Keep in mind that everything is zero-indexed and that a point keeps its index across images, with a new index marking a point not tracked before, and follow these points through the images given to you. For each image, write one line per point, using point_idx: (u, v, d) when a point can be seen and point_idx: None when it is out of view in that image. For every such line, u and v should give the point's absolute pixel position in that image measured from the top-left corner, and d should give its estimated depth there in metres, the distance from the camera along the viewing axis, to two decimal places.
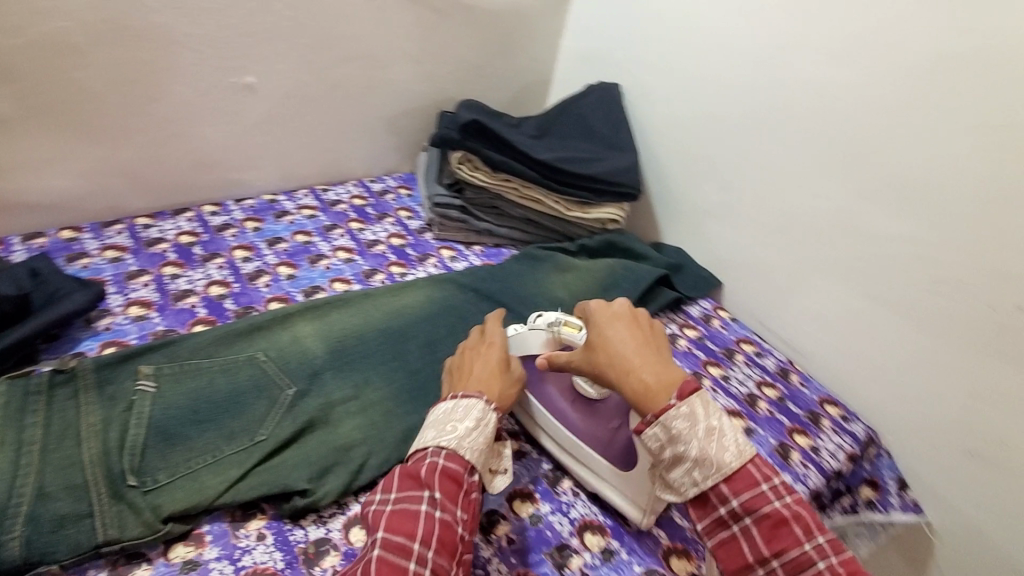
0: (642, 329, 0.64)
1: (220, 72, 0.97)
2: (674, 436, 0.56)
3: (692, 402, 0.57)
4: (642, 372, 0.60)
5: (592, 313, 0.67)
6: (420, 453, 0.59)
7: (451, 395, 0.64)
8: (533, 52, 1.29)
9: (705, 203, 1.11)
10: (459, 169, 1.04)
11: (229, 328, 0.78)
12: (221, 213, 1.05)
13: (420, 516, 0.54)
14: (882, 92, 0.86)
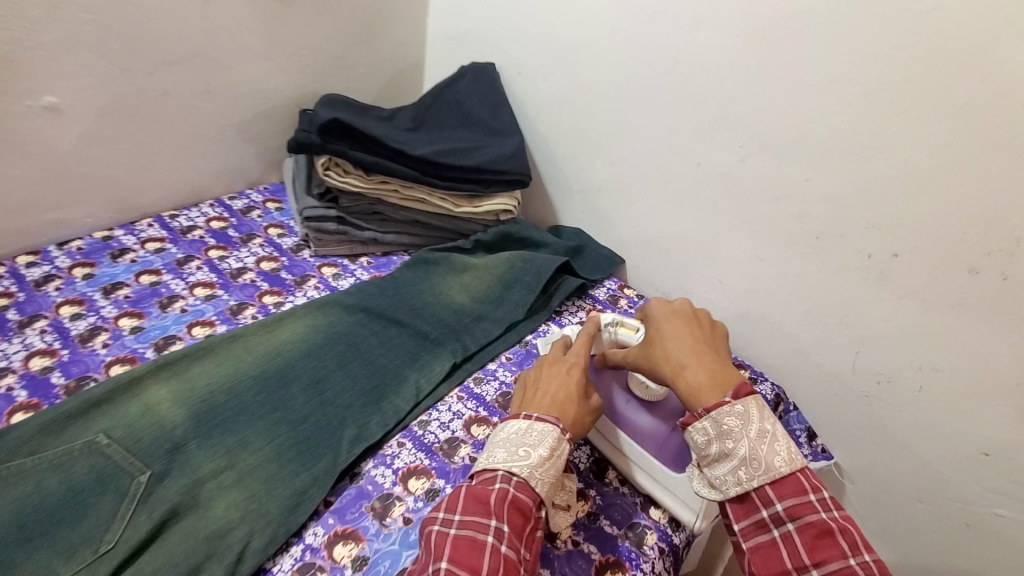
0: (698, 329, 0.69)
1: (6, 95, 0.79)
2: (725, 431, 0.59)
3: (748, 402, 0.60)
4: (699, 369, 0.64)
5: (653, 312, 0.72)
6: (488, 478, 0.58)
7: (525, 416, 0.63)
8: (396, 33, 1.17)
9: (595, 180, 1.07)
10: (328, 175, 0.93)
11: (57, 411, 0.64)
12: (40, 262, 0.87)
13: (485, 550, 0.53)
14: (741, 48, 0.82)
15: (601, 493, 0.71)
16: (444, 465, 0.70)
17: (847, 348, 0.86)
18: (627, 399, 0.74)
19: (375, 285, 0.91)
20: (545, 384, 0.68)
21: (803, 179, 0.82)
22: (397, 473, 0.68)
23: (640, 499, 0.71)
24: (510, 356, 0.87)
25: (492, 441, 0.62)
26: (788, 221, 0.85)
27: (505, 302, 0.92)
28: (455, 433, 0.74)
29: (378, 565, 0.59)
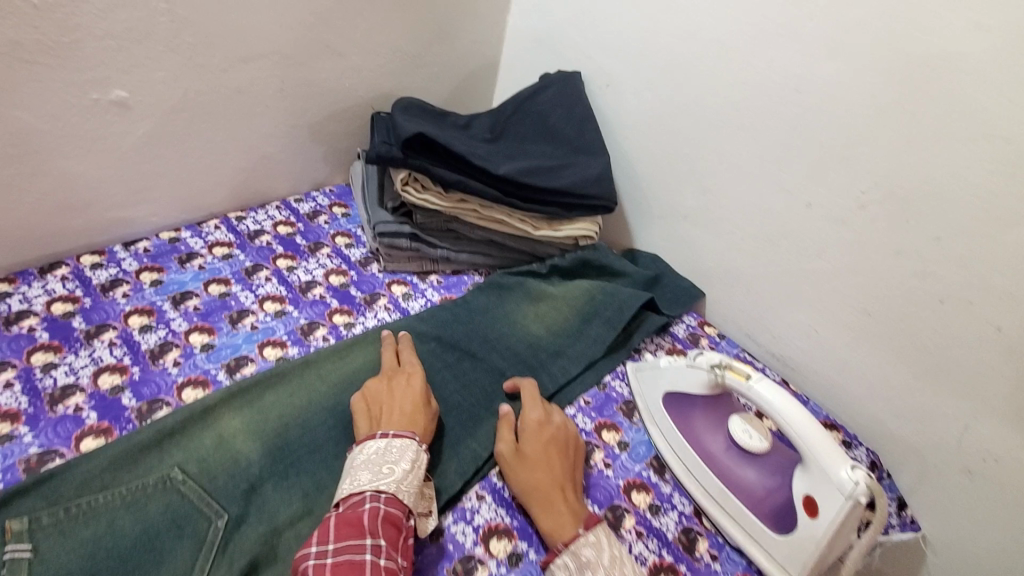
0: (565, 454, 0.68)
1: (75, 88, 0.74)
2: (584, 563, 0.57)
3: (598, 532, 0.60)
4: (559, 500, 0.63)
5: (532, 422, 0.70)
6: (356, 501, 0.56)
7: (382, 434, 0.62)
8: (475, 33, 1.10)
9: (680, 206, 0.99)
10: (406, 191, 0.87)
11: (131, 443, 0.61)
12: (106, 263, 0.84)
13: (366, 567, 0.50)
14: (873, 88, 0.74)
15: (692, 570, 0.65)
16: (526, 524, 0.66)
17: (956, 420, 0.78)
18: (726, 446, 0.71)
19: (451, 310, 0.86)
20: (394, 402, 0.67)
21: (934, 238, 0.74)
22: (478, 531, 0.64)
23: None
24: (588, 399, 0.81)
25: (347, 472, 0.60)
26: (906, 278, 0.77)
27: (583, 337, 0.86)
28: None
29: None
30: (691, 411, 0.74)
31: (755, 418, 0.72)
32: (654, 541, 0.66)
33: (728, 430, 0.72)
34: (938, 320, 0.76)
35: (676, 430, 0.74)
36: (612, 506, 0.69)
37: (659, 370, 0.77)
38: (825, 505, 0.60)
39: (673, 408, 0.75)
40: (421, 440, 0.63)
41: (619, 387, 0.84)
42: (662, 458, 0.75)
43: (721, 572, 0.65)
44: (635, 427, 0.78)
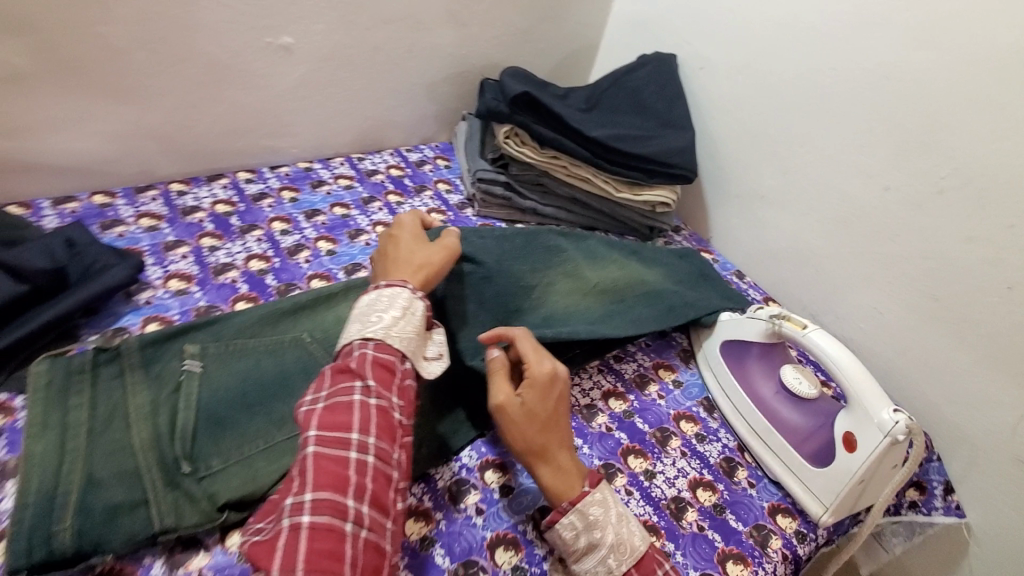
0: (568, 407, 0.64)
1: (255, 32, 0.91)
2: (592, 523, 0.57)
3: (603, 488, 0.59)
4: (567, 460, 0.61)
5: (542, 375, 0.63)
6: (346, 349, 0.57)
7: (374, 288, 0.64)
8: (581, 16, 1.22)
9: (757, 186, 1.05)
10: (507, 143, 1.00)
11: (275, 307, 0.75)
12: (256, 180, 1.01)
13: (355, 406, 0.53)
14: (958, 80, 0.78)
15: (729, 489, 0.72)
16: (583, 426, 0.74)
17: (1013, 409, 0.79)
18: (775, 391, 0.77)
19: (490, 242, 0.82)
20: (392, 258, 0.69)
21: (1006, 227, 0.76)
22: None
23: (767, 504, 0.71)
24: (649, 343, 0.89)
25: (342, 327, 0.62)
26: (974, 264, 0.80)
27: (616, 312, 0.84)
28: (594, 401, 0.77)
29: (521, 497, 0.66)
30: (747, 361, 0.80)
31: (807, 371, 0.78)
32: (696, 461, 0.74)
33: (780, 376, 0.77)
34: (1003, 306, 0.78)
35: (730, 374, 0.80)
36: (661, 428, 0.77)
37: (719, 322, 0.85)
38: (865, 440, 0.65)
39: (729, 355, 0.82)
40: (415, 290, 0.66)
41: (679, 338, 0.91)
42: (712, 399, 0.82)
43: (756, 496, 0.72)
44: (689, 371, 0.86)
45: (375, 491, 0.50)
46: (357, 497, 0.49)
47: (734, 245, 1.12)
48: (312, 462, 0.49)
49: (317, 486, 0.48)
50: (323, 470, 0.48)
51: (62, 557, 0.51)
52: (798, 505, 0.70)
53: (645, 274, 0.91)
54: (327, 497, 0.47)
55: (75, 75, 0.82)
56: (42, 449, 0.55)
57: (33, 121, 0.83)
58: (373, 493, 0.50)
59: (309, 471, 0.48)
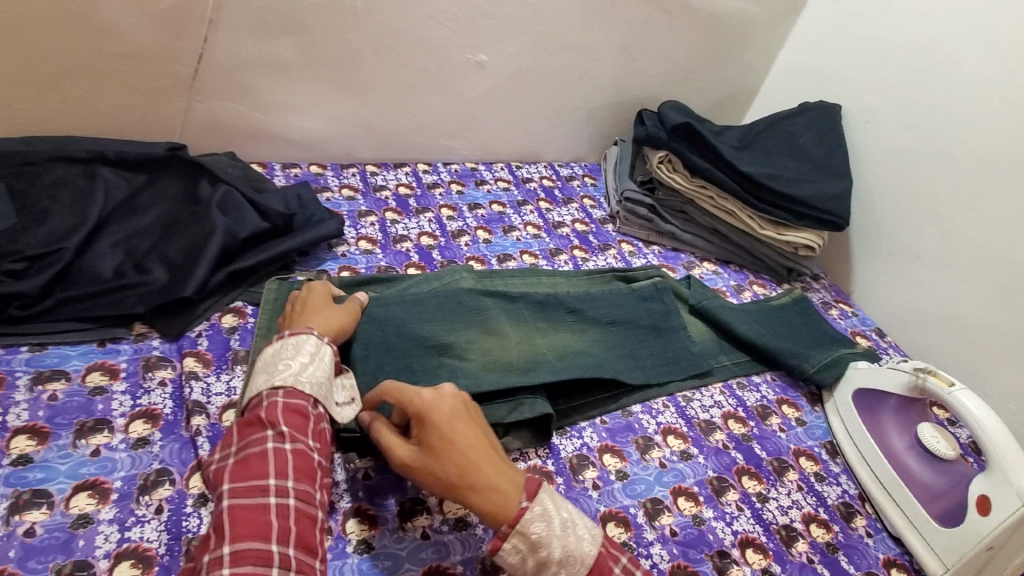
0: (472, 418, 0.58)
1: (459, 48, 1.08)
2: (535, 543, 0.52)
3: (542, 500, 0.54)
4: (495, 480, 0.54)
5: (424, 406, 0.57)
6: (256, 402, 0.57)
7: (277, 337, 0.62)
8: (747, 61, 1.27)
9: (914, 246, 1.03)
10: (658, 168, 1.08)
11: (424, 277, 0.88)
12: (432, 172, 1.17)
13: (270, 455, 0.52)
14: None
15: (845, 532, 0.70)
16: (700, 437, 0.77)
17: None
18: (908, 445, 0.75)
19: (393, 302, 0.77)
20: (296, 314, 0.68)
21: None
22: (659, 425, 0.77)
23: (883, 556, 0.69)
24: (774, 377, 0.89)
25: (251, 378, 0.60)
26: None
27: (718, 363, 0.87)
28: (713, 418, 0.80)
29: (636, 484, 0.70)
30: (880, 410, 0.79)
31: (947, 433, 0.75)
32: (812, 497, 0.73)
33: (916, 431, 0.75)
34: None
35: (858, 420, 0.79)
36: (779, 458, 0.77)
37: (855, 369, 0.84)
38: (1000, 506, 0.64)
39: (861, 402, 0.81)
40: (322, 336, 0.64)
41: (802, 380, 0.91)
42: (836, 443, 0.80)
43: (872, 546, 0.70)
44: (815, 413, 0.84)
45: (300, 532, 0.50)
46: (280, 540, 0.48)
47: (876, 302, 1.09)
48: (229, 514, 0.48)
49: (235, 538, 0.47)
50: (241, 522, 0.48)
51: None
52: (918, 564, 0.68)
53: (587, 339, 0.83)
54: (249, 546, 0.47)
55: (322, 66, 1.03)
56: (265, 346, 0.71)
57: (283, 102, 1.05)
58: (298, 534, 0.49)
59: (225, 526, 0.48)
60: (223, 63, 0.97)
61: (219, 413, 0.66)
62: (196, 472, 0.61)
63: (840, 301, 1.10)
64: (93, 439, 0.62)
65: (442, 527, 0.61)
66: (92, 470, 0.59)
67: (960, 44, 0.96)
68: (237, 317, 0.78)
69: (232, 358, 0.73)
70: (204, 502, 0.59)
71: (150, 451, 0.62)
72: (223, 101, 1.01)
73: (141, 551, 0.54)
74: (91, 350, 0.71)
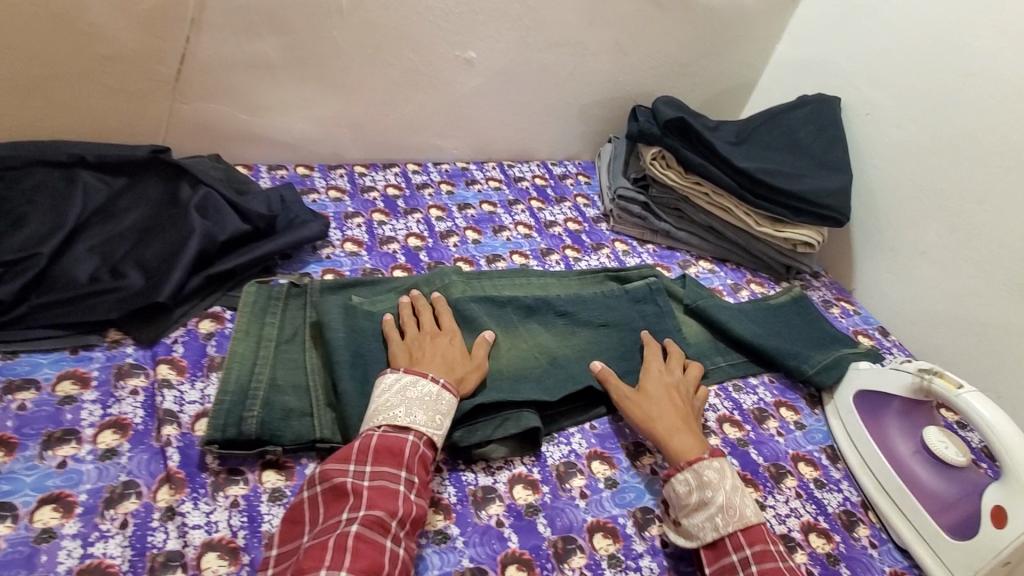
0: (686, 399, 0.73)
1: (448, 46, 1.06)
2: (704, 482, 0.61)
3: (722, 461, 0.63)
4: (691, 430, 0.67)
5: (652, 368, 0.75)
6: (401, 432, 0.58)
7: (434, 378, 0.63)
8: (744, 54, 1.24)
9: (919, 242, 0.99)
10: (652, 165, 1.05)
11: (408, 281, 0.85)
12: (422, 172, 1.15)
13: (398, 497, 0.54)
14: None
15: (847, 543, 0.67)
16: None
17: None
18: (914, 451, 0.72)
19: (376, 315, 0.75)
20: (440, 353, 0.67)
21: None
22: None
23: (887, 568, 0.66)
24: (773, 379, 0.85)
25: (396, 397, 0.60)
26: None
27: (714, 365, 0.84)
28: (708, 422, 0.77)
29: (625, 492, 0.67)
30: (883, 414, 0.76)
31: (956, 437, 0.71)
32: (812, 505, 0.70)
33: (922, 436, 0.71)
34: None
35: (861, 424, 0.76)
36: (776, 464, 0.74)
37: (856, 370, 0.80)
38: (1017, 518, 0.60)
39: (863, 405, 0.77)
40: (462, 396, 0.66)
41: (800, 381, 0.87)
42: (837, 448, 0.77)
43: (877, 558, 0.66)
44: (814, 416, 0.81)
45: None
46: None
47: (881, 301, 1.06)
48: (352, 539, 0.50)
49: (353, 567, 0.48)
50: (364, 554, 0.49)
51: (247, 440, 0.61)
52: None
53: (580, 343, 0.81)
54: None
55: (307, 65, 1.01)
56: (242, 350, 0.69)
57: (267, 103, 1.03)
58: None
59: (348, 551, 0.49)
60: (207, 64, 0.95)
61: (191, 422, 0.64)
62: (164, 485, 0.59)
63: (842, 299, 1.06)
64: (61, 450, 0.60)
65: (420, 540, 0.58)
66: (58, 483, 0.57)
67: (963, 33, 0.93)
68: (214, 322, 0.76)
69: (207, 365, 0.71)
70: (171, 516, 0.57)
71: (118, 463, 0.60)
72: (207, 103, 0.99)
73: (103, 568, 0.52)
74: (63, 358, 0.69)
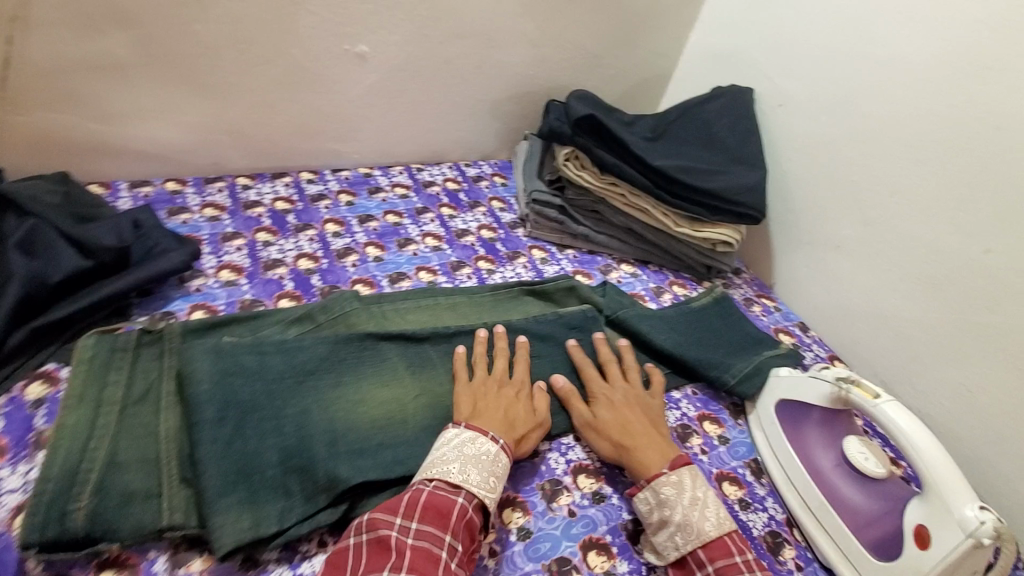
0: (638, 407, 0.71)
1: (335, 39, 0.94)
2: (663, 501, 0.61)
3: (681, 472, 0.62)
4: (652, 442, 0.66)
5: (597, 386, 0.73)
6: (451, 490, 0.56)
7: (493, 436, 0.61)
8: (658, 44, 1.19)
9: (833, 235, 0.98)
10: (566, 166, 0.99)
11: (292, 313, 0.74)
12: (317, 181, 1.03)
13: (439, 566, 0.51)
14: None
15: (773, 568, 0.64)
16: (614, 474, 0.69)
17: None
18: (835, 463, 0.69)
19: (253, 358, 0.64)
20: (502, 405, 0.66)
21: None
22: (570, 464, 0.69)
23: None
24: (696, 391, 0.82)
25: (454, 452, 0.59)
26: None
27: None
28: None
29: (540, 543, 0.61)
30: (804, 425, 0.73)
31: (874, 444, 0.70)
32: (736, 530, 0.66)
33: (842, 448, 0.69)
34: None
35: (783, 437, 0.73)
36: None
37: (776, 378, 0.78)
38: (939, 537, 0.58)
39: (785, 416, 0.74)
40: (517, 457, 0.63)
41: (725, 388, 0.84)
42: (761, 462, 0.75)
43: None
44: (738, 428, 0.78)
45: None
46: None
47: (800, 297, 1.05)
48: None
49: None
50: None
51: (72, 539, 0.50)
52: None
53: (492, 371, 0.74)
54: None
55: (168, 66, 0.87)
56: (75, 421, 0.57)
57: (124, 109, 0.88)
58: None
59: None
60: (37, 65, 0.80)
61: (7, 520, 0.52)
62: None
63: (761, 296, 1.06)
64: None
65: None
66: None
67: (866, 22, 0.92)
68: (47, 384, 0.63)
69: (34, 442, 0.58)
70: None
71: None
72: (45, 112, 0.83)
73: None
74: None
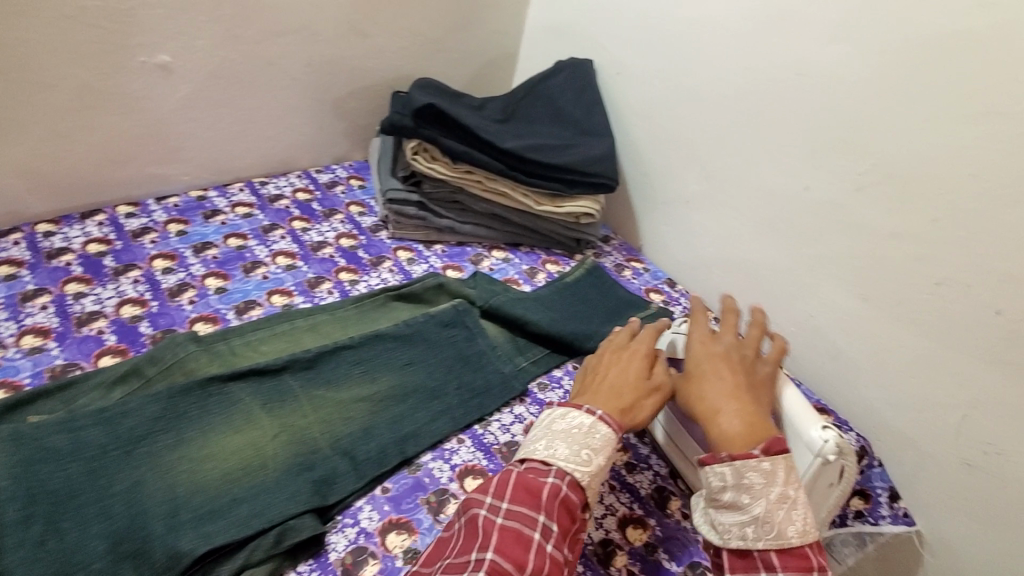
0: (737, 372, 0.64)
1: (126, 50, 0.83)
2: (744, 484, 0.55)
3: (776, 461, 0.56)
4: (739, 409, 0.60)
5: (693, 347, 0.67)
6: (540, 470, 0.56)
7: (587, 408, 0.60)
8: (496, 23, 1.17)
9: (683, 192, 1.03)
10: (415, 160, 0.94)
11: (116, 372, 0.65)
12: (139, 214, 0.91)
13: (532, 548, 0.51)
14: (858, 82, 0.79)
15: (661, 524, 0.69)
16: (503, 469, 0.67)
17: (955, 409, 0.76)
18: None
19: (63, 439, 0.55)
20: (610, 377, 0.66)
21: (930, 220, 0.75)
22: (454, 469, 0.66)
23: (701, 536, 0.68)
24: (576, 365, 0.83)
25: (543, 430, 0.60)
26: (904, 261, 0.79)
27: (517, 367, 0.79)
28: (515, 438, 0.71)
29: None
30: None
31: None
32: (625, 495, 0.70)
33: None
34: (929, 300, 0.77)
35: None
36: None
37: None
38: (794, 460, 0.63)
39: None
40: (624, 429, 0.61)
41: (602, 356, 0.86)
42: None
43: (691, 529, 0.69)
44: None
45: None
46: None
47: (665, 254, 1.09)
48: None
49: None
50: None
51: None
52: None
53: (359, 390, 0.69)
54: None
55: None
56: None
57: None
58: None
59: None
60: None
61: None
62: None
63: (631, 260, 1.10)
64: None
65: None
66: None
67: None
68: None
69: None
70: None
71: None
72: None
73: None
74: None
